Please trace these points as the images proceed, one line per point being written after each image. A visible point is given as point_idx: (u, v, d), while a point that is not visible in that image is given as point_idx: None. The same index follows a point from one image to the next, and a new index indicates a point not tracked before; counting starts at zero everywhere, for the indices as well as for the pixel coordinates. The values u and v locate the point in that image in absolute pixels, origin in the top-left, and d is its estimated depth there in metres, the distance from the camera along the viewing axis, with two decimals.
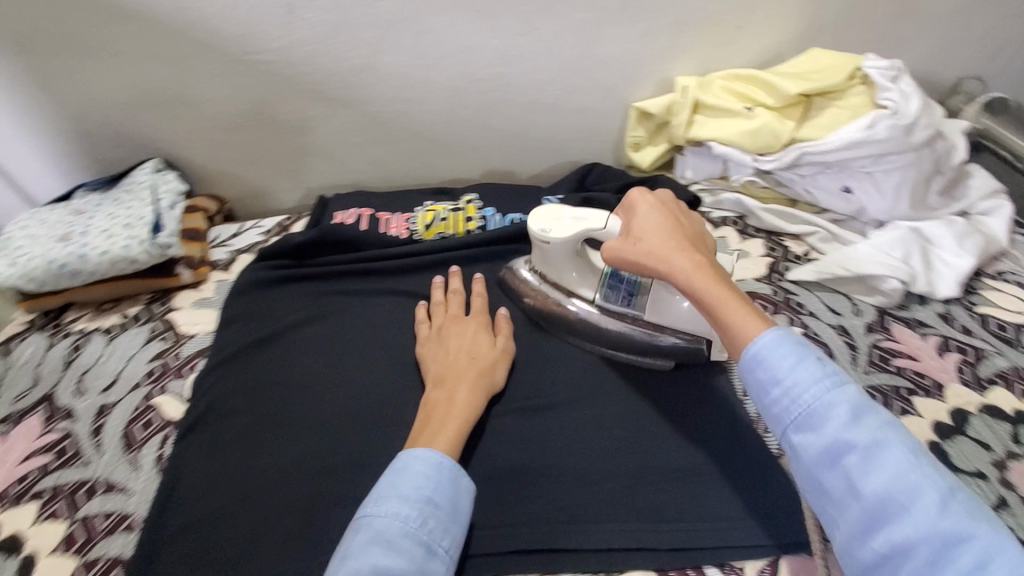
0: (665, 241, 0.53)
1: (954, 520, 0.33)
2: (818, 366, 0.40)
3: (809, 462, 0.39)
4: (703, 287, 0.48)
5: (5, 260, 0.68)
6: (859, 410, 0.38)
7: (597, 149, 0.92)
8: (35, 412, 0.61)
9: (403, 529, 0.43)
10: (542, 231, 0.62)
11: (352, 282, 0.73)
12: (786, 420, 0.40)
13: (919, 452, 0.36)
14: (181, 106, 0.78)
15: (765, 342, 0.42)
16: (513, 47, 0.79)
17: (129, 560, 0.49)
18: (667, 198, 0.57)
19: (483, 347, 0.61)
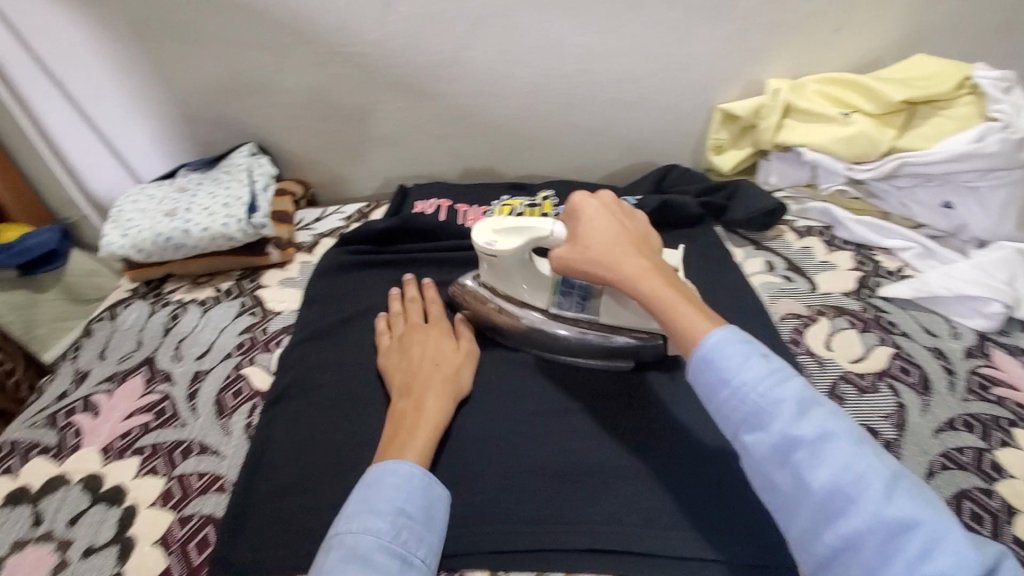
0: (613, 247, 0.53)
1: (896, 503, 0.36)
2: (764, 363, 0.43)
3: (760, 459, 0.41)
4: (657, 296, 0.50)
5: (117, 230, 0.73)
6: (803, 404, 0.41)
7: (676, 151, 0.90)
8: (137, 373, 0.65)
9: (375, 542, 0.43)
10: (490, 244, 0.60)
11: (428, 271, 0.74)
12: (737, 420, 0.42)
13: (862, 442, 0.39)
14: (278, 95, 0.82)
15: (718, 345, 0.44)
16: (600, 43, 0.78)
17: (222, 519, 0.52)
18: (609, 201, 0.57)
19: (447, 352, 0.61)
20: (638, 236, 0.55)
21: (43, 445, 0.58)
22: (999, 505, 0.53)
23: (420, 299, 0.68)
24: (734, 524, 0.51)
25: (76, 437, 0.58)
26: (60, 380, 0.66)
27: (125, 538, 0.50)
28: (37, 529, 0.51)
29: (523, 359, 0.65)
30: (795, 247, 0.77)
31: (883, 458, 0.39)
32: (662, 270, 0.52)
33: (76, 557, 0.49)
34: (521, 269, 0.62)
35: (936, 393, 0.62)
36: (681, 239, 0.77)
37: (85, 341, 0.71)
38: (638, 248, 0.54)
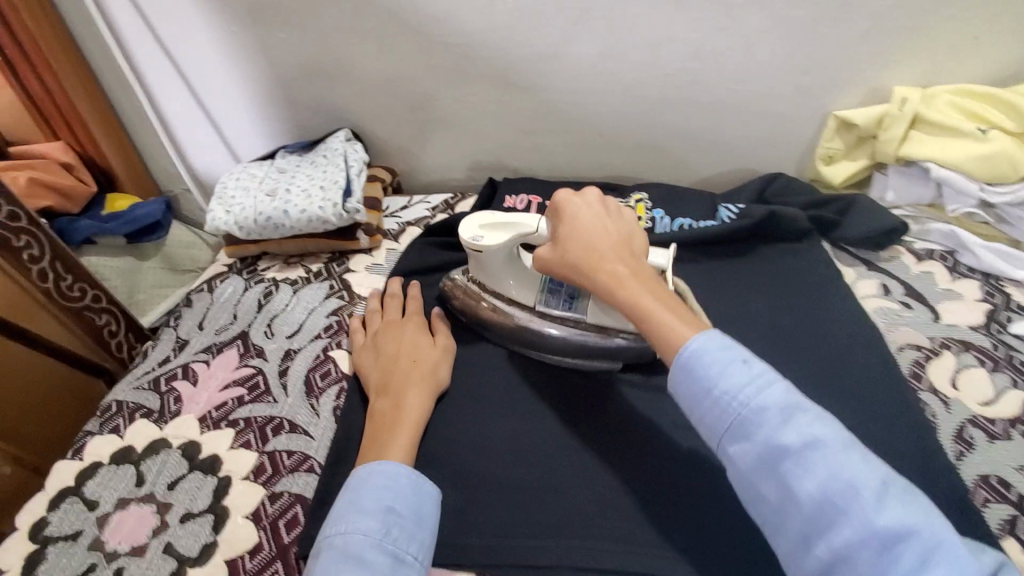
0: (592, 249, 0.51)
1: (887, 511, 0.34)
2: (746, 369, 0.41)
3: (746, 470, 0.39)
4: (634, 302, 0.47)
5: (222, 207, 0.76)
6: (788, 410, 0.39)
7: (782, 160, 0.84)
8: (232, 346, 0.67)
9: (367, 541, 0.43)
10: (475, 239, 0.59)
11: None
12: (721, 429, 0.41)
13: (849, 447, 0.37)
14: (375, 82, 0.83)
15: (700, 352, 0.43)
16: (713, 41, 0.73)
17: (311, 499, 0.52)
18: (586, 203, 0.54)
19: (424, 348, 0.60)
20: (624, 237, 0.52)
21: (146, 408, 0.60)
22: None
23: (392, 295, 0.68)
24: None
25: (176, 404, 0.60)
26: (162, 347, 0.69)
27: (219, 508, 0.52)
28: (139, 489, 0.53)
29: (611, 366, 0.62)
30: (914, 272, 0.71)
31: (872, 462, 0.37)
32: (644, 274, 0.49)
33: (174, 522, 0.51)
34: (506, 266, 0.61)
35: None
36: (786, 254, 0.72)
37: (184, 311, 0.73)
38: (620, 251, 0.51)
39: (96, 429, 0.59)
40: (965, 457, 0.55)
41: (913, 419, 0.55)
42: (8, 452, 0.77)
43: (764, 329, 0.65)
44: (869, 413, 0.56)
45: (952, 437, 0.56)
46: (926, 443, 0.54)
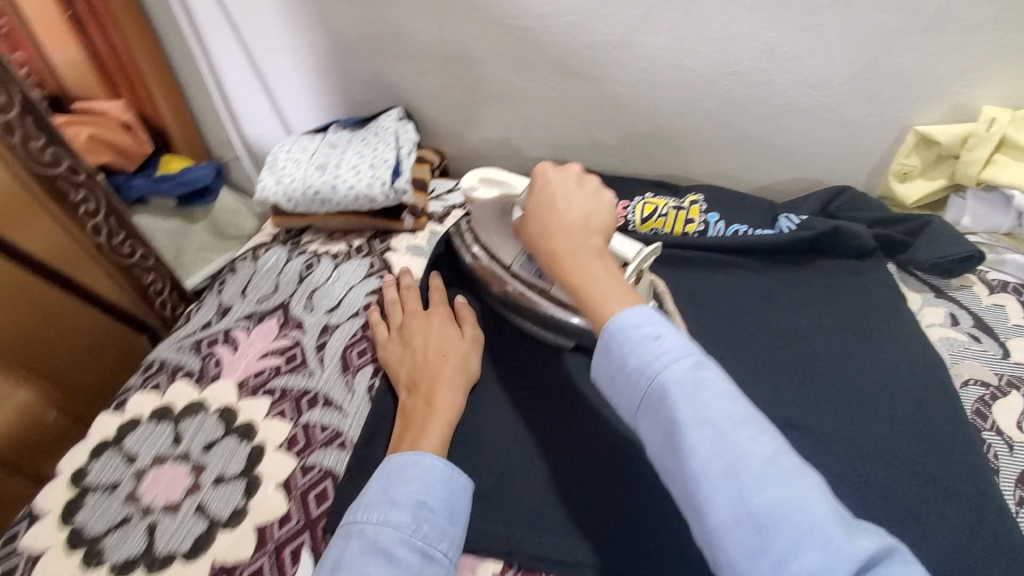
0: (546, 221, 0.49)
1: (766, 491, 0.34)
2: (659, 345, 0.40)
3: (652, 443, 0.40)
4: (568, 274, 0.46)
5: (272, 177, 0.76)
6: (691, 387, 0.38)
7: (847, 172, 0.80)
8: (273, 316, 0.67)
9: (398, 536, 0.42)
10: (468, 188, 0.59)
11: None
12: (634, 403, 0.41)
13: (744, 426, 0.36)
14: (432, 61, 0.82)
15: (621, 326, 0.41)
16: (790, 40, 0.69)
17: (341, 476, 0.52)
18: (552, 177, 0.52)
19: (452, 341, 0.58)
20: (584, 214, 0.49)
21: (187, 368, 0.61)
22: None
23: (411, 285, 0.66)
24: None
25: (215, 367, 0.61)
26: (205, 310, 0.70)
27: (252, 475, 0.52)
28: (176, 448, 0.54)
29: None
30: (985, 303, 0.66)
31: (765, 441, 0.36)
32: (589, 250, 0.47)
33: (208, 484, 0.51)
34: (494, 222, 0.61)
35: None
36: (845, 270, 0.68)
37: (229, 276, 0.74)
38: (571, 226, 0.48)
39: (138, 384, 0.60)
40: None
41: (971, 458, 0.52)
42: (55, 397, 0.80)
43: (815, 345, 0.62)
44: (924, 448, 0.53)
45: (1013, 481, 0.52)
46: (982, 484, 0.50)
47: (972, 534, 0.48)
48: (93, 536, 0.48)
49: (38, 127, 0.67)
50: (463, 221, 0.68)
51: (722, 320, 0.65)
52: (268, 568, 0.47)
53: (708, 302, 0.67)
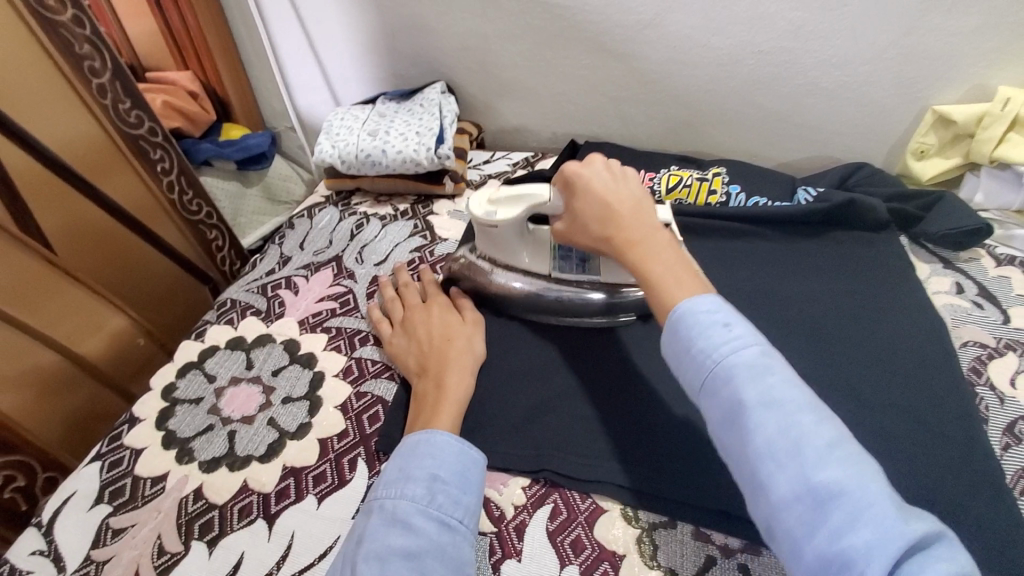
0: (605, 216, 0.52)
1: (827, 471, 0.34)
2: (726, 330, 0.42)
3: (714, 424, 0.40)
4: (644, 263, 0.48)
5: (327, 141, 0.83)
6: (756, 369, 0.39)
7: (867, 151, 0.84)
8: (327, 267, 0.75)
9: (413, 507, 0.44)
10: (489, 214, 0.61)
11: None
12: (697, 386, 0.42)
13: (807, 407, 0.37)
14: (473, 37, 0.87)
15: (690, 310, 0.43)
16: (814, 21, 0.73)
17: (390, 402, 0.59)
18: (601, 169, 0.54)
19: (456, 325, 0.60)
20: (636, 202, 0.52)
21: (255, 308, 0.70)
22: None
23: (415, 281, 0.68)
24: None
25: (280, 307, 0.70)
26: (267, 260, 0.78)
27: (314, 397, 0.60)
28: (248, 372, 0.63)
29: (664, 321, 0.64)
30: (991, 274, 0.70)
31: (828, 424, 0.37)
32: (657, 238, 0.50)
33: (277, 402, 0.60)
34: (519, 242, 0.62)
35: None
36: (859, 241, 0.72)
37: (287, 231, 0.82)
38: (632, 216, 0.51)
39: (214, 319, 0.69)
40: (1011, 449, 0.55)
41: (964, 407, 0.57)
42: (145, 326, 0.90)
43: (824, 307, 0.67)
44: (921, 399, 0.58)
45: (1001, 429, 0.56)
46: (972, 430, 0.55)
47: (958, 473, 0.53)
48: (183, 439, 0.57)
49: (124, 92, 0.79)
50: (466, 254, 0.68)
51: (737, 282, 0.70)
52: (329, 473, 0.54)
53: (726, 266, 0.72)
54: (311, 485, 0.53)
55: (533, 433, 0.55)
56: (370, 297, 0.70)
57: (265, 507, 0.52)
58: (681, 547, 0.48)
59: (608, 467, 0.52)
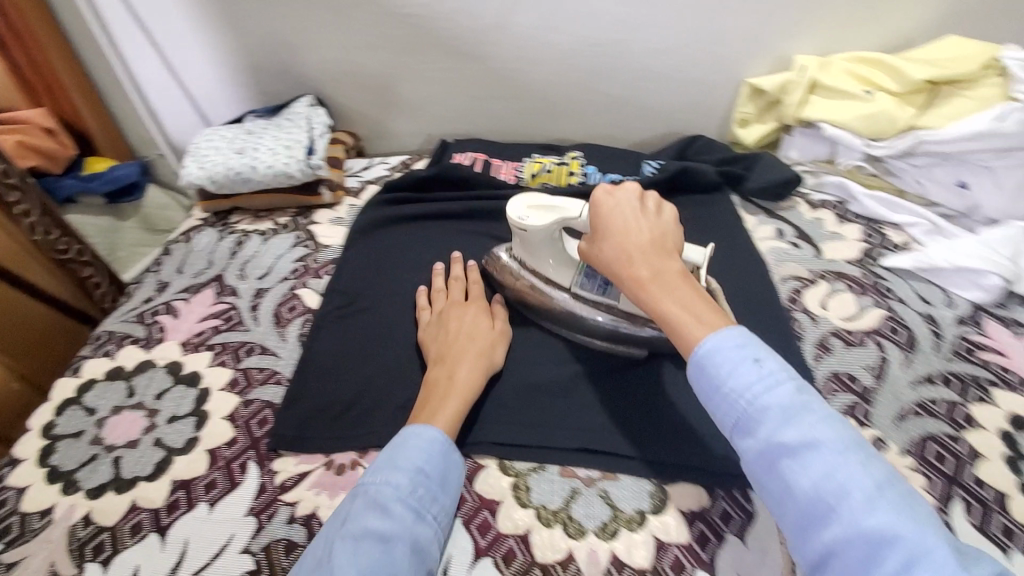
0: (623, 248, 0.51)
1: (884, 520, 0.34)
2: (756, 364, 0.41)
3: (750, 463, 0.40)
4: (658, 300, 0.47)
5: (195, 163, 0.84)
6: (792, 408, 0.39)
7: (703, 124, 0.94)
8: (209, 287, 0.76)
9: (394, 494, 0.45)
10: (520, 217, 0.61)
11: (468, 204, 0.82)
12: (729, 423, 0.41)
13: (853, 448, 0.37)
14: (336, 50, 0.90)
15: (716, 347, 0.42)
16: (635, 13, 0.82)
17: (279, 404, 0.62)
18: (628, 200, 0.53)
19: (484, 329, 0.62)
20: (655, 234, 0.51)
21: (134, 336, 0.70)
22: (964, 449, 0.54)
23: (466, 279, 0.70)
24: (715, 443, 0.54)
25: (160, 332, 0.70)
26: (145, 288, 0.77)
27: (201, 412, 0.61)
28: (131, 399, 0.63)
29: None
30: (807, 218, 0.80)
31: (875, 467, 0.36)
32: (674, 272, 0.49)
33: (162, 423, 0.61)
34: (548, 247, 0.63)
35: (921, 351, 0.63)
36: (698, 203, 0.82)
37: (164, 258, 0.82)
38: (649, 249, 0.50)
39: (91, 352, 0.69)
40: (822, 358, 0.64)
41: (784, 332, 0.66)
42: (17, 370, 0.88)
43: None
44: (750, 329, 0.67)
45: (814, 344, 0.65)
46: (789, 348, 0.64)
47: None
48: (67, 471, 0.58)
49: None
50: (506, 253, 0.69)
51: None
52: (220, 479, 0.56)
53: None
54: (203, 492, 0.55)
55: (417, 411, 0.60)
56: (424, 286, 0.72)
57: (156, 520, 0.53)
58: (550, 484, 0.54)
59: (484, 429, 0.57)
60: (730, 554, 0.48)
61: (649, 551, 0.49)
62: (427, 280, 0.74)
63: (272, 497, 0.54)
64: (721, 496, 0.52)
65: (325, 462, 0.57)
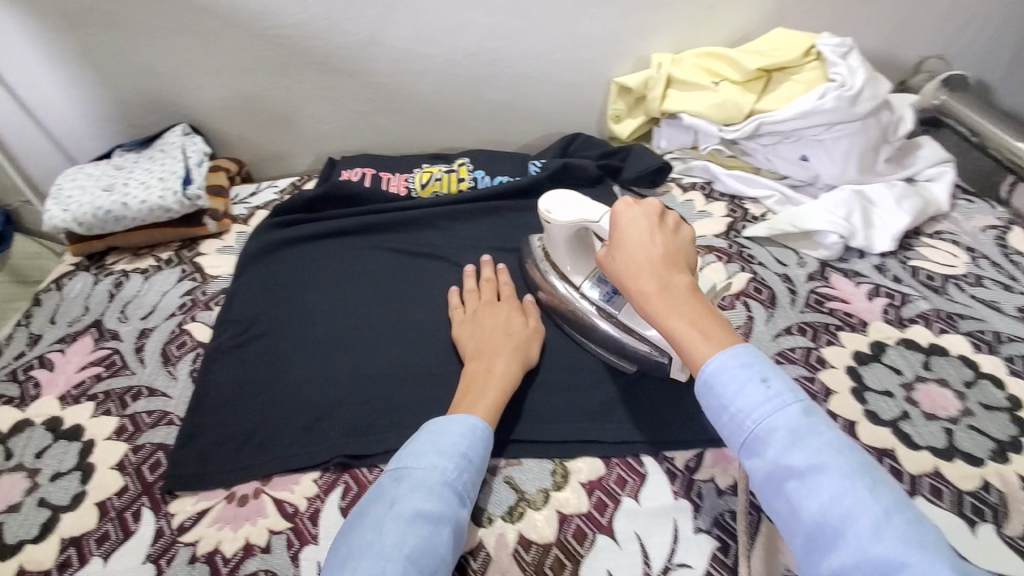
0: (635, 262, 0.50)
1: (890, 547, 0.35)
2: (764, 388, 0.42)
3: (759, 484, 0.41)
4: (665, 315, 0.47)
5: (59, 206, 0.78)
6: (798, 432, 0.40)
7: (582, 122, 1.00)
8: (87, 334, 0.71)
9: (441, 478, 0.47)
10: (546, 210, 0.62)
11: (364, 219, 0.82)
12: (736, 444, 0.42)
13: (857, 473, 0.38)
14: (209, 76, 0.88)
15: (723, 370, 0.43)
16: (503, 23, 0.87)
17: (172, 445, 0.59)
18: (650, 214, 0.53)
19: (519, 326, 0.63)
20: (668, 250, 0.50)
21: (6, 396, 0.65)
22: (818, 388, 0.61)
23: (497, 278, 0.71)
24: (605, 416, 0.59)
25: (35, 388, 0.65)
26: (14, 343, 0.71)
27: (87, 464, 0.58)
28: (8, 463, 0.59)
29: (430, 302, 0.72)
30: (680, 200, 0.88)
31: (881, 492, 0.37)
32: (683, 288, 0.49)
33: (44, 482, 0.57)
34: (567, 243, 0.64)
35: (780, 307, 0.70)
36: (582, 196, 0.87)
37: (34, 309, 0.76)
38: (660, 263, 0.50)
39: None
40: None
41: None
42: None
43: None
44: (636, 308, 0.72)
45: None
46: None
47: None
48: None
49: None
50: (536, 243, 0.70)
51: (494, 248, 0.80)
52: (112, 531, 0.53)
53: (481, 239, 0.82)
54: (95, 547, 0.52)
55: (321, 430, 0.59)
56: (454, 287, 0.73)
57: None
58: None
59: (391, 437, 0.58)
60: (625, 515, 0.52)
61: (552, 526, 0.51)
62: (340, 297, 0.73)
63: (170, 540, 0.53)
64: (617, 462, 0.56)
65: (226, 496, 0.56)
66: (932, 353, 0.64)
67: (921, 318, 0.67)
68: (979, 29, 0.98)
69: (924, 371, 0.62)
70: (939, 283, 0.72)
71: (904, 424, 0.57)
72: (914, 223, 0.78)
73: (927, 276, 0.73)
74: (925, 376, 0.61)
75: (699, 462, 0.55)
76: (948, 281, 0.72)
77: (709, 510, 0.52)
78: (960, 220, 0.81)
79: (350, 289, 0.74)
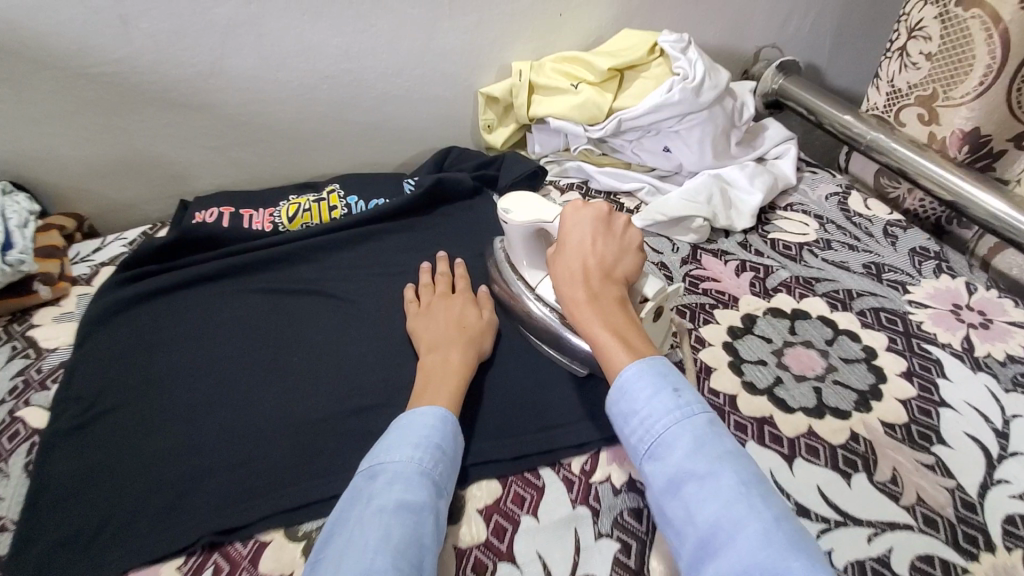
0: (571, 267, 0.55)
1: (775, 551, 0.37)
2: (675, 397, 0.46)
3: (658, 489, 0.44)
4: (587, 320, 0.52)
5: None
6: (701, 439, 0.43)
7: (455, 136, 0.99)
8: None
9: (416, 469, 0.47)
10: (504, 211, 0.63)
11: (225, 262, 0.75)
12: (641, 449, 0.46)
13: (750, 482, 0.41)
14: (24, 124, 0.77)
15: (635, 375, 0.47)
16: (356, 42, 0.84)
17: (5, 556, 0.51)
18: (596, 221, 0.57)
19: (473, 318, 0.64)
20: (602, 260, 0.55)
21: None
22: (700, 367, 0.63)
23: (454, 274, 0.72)
24: (500, 435, 0.57)
25: None
26: None
27: None
28: None
29: (305, 344, 0.67)
30: (558, 202, 0.88)
31: (771, 501, 0.40)
32: (608, 301, 0.53)
33: None
34: (526, 245, 0.64)
35: None
36: (462, 210, 0.86)
37: None
38: (591, 274, 0.54)
39: None
40: None
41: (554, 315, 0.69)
42: None
43: None
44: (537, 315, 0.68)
45: None
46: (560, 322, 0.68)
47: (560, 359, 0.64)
48: None
49: None
50: (498, 246, 0.71)
51: (373, 273, 0.76)
52: None
53: (359, 267, 0.77)
54: None
55: (188, 506, 0.52)
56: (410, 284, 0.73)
57: None
58: None
59: (268, 499, 0.52)
60: (525, 534, 0.50)
61: (451, 562, 0.48)
62: (204, 350, 0.66)
63: None
64: (514, 479, 0.54)
65: None
66: (796, 317, 0.68)
67: (783, 286, 0.72)
68: (801, 19, 1.08)
69: (790, 335, 0.66)
70: (795, 251, 0.77)
71: (779, 390, 0.60)
72: (768, 199, 0.83)
73: (785, 246, 0.78)
74: (792, 341, 0.65)
75: (594, 463, 0.55)
76: (803, 249, 0.78)
77: (608, 511, 0.51)
78: (807, 191, 0.88)
79: (214, 341, 0.67)
